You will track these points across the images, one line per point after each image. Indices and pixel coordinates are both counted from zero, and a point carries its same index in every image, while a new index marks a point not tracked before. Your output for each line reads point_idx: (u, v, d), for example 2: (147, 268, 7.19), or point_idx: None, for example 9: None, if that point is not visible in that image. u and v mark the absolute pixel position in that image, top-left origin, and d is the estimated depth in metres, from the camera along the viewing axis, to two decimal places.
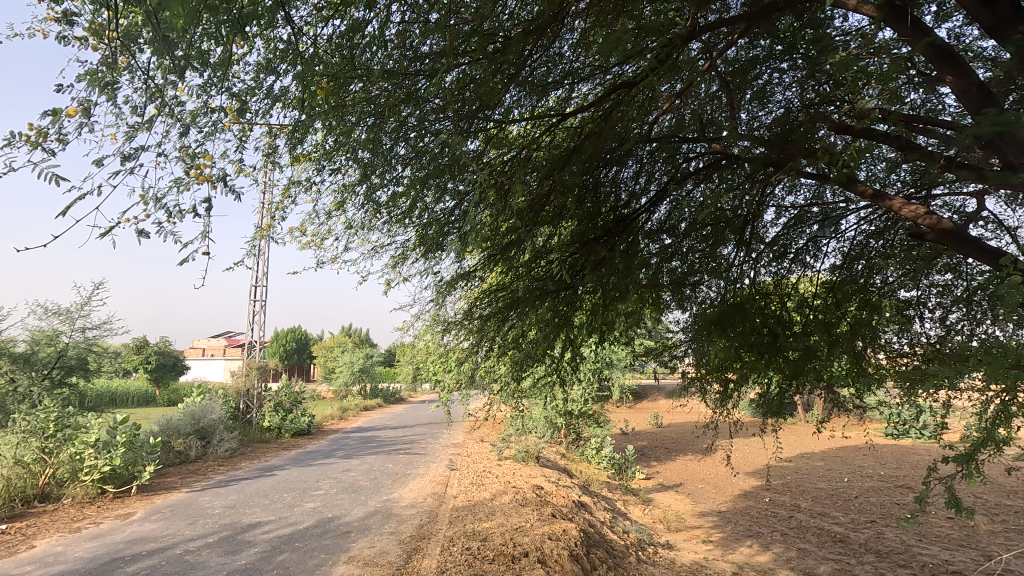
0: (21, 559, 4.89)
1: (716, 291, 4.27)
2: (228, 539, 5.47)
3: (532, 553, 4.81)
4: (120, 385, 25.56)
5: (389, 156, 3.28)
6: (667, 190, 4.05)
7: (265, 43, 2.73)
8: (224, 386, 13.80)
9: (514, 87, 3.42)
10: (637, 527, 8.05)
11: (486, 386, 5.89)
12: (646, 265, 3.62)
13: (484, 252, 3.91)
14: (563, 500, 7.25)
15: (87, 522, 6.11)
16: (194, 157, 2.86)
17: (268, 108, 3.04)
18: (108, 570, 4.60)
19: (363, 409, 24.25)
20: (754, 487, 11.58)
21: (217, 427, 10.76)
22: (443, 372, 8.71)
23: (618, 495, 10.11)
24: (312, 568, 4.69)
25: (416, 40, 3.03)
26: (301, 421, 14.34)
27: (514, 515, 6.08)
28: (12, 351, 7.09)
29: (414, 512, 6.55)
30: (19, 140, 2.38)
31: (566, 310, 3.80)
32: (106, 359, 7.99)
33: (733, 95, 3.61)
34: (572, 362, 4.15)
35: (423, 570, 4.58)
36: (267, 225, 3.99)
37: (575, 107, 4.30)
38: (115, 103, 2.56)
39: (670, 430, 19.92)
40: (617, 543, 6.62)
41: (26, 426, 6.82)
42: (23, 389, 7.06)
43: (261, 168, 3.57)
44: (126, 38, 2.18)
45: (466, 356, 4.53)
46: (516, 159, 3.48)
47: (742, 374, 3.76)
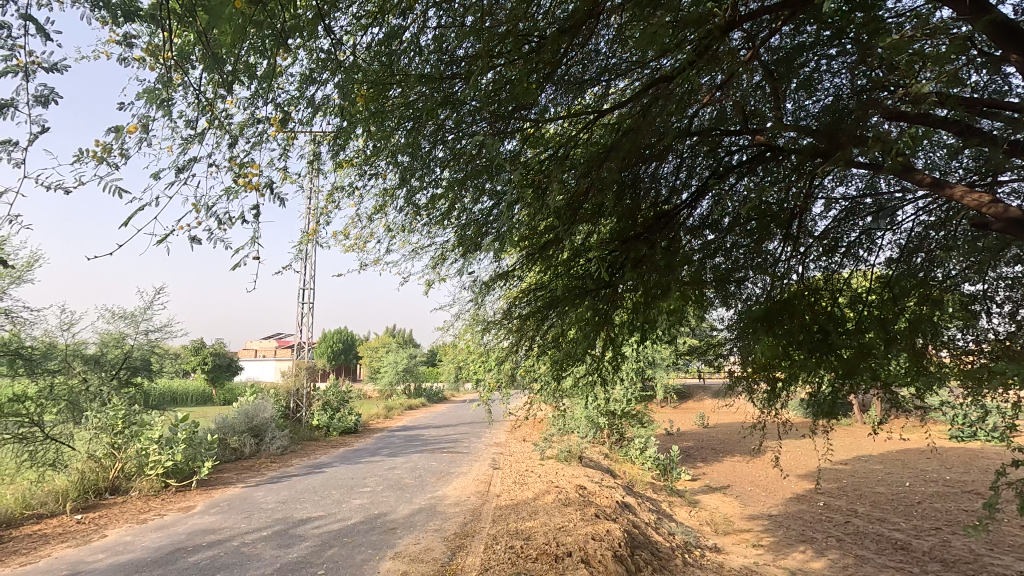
0: (95, 547, 5.23)
1: (763, 288, 4.09)
2: (281, 532, 5.69)
3: (575, 553, 4.78)
4: (180, 385, 26.84)
5: (428, 159, 3.35)
6: (708, 185, 3.97)
7: (308, 54, 2.83)
8: (275, 385, 14.31)
9: (551, 86, 3.44)
10: (683, 529, 7.90)
11: (526, 385, 5.92)
12: (688, 261, 3.52)
13: (522, 252, 3.96)
14: (607, 501, 7.19)
15: (152, 514, 6.47)
16: (243, 166, 3.02)
17: (311, 117, 3.15)
18: (173, 559, 4.86)
19: (408, 408, 24.76)
20: (806, 491, 11.17)
21: (269, 426, 11.20)
22: (484, 371, 8.79)
23: (664, 496, 9.95)
24: (359, 564, 4.80)
25: (452, 44, 3.07)
26: (348, 420, 14.77)
27: (557, 515, 6.05)
28: (83, 352, 7.19)
29: (458, 510, 6.65)
30: (87, 156, 2.56)
31: (607, 309, 3.78)
32: (166, 361, 8.29)
33: (780, 83, 3.51)
34: (613, 361, 4.13)
35: (466, 568, 4.63)
36: (313, 229, 4.13)
37: (613, 103, 4.27)
38: (170, 117, 2.75)
39: (716, 430, 19.43)
40: (662, 545, 6.52)
41: (98, 423, 7.30)
42: (94, 388, 7.19)
43: (306, 174, 3.70)
44: (181, 56, 2.30)
45: (507, 356, 4.57)
46: (554, 158, 3.46)
47: (791, 373, 3.63)
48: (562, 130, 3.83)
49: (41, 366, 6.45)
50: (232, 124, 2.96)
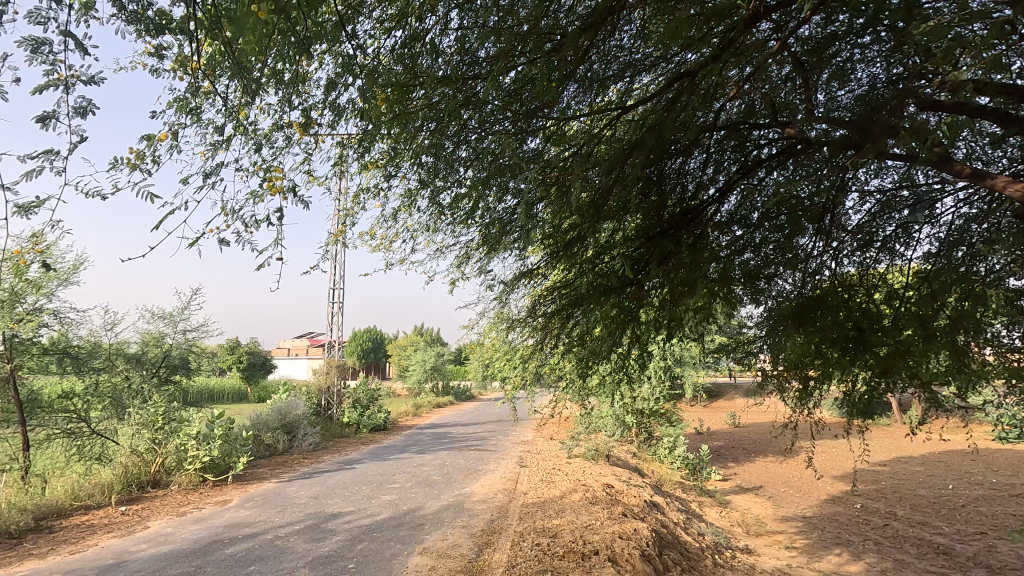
0: (138, 537, 5.46)
1: (794, 284, 4.00)
2: (313, 527, 5.82)
3: (602, 552, 4.75)
4: (217, 381, 27.69)
5: (452, 160, 3.38)
6: (736, 180, 3.89)
7: (333, 59, 2.89)
8: (307, 383, 14.64)
9: (574, 84, 3.44)
10: (713, 530, 7.77)
11: (553, 383, 5.91)
12: (716, 258, 3.46)
13: (547, 249, 3.97)
14: (635, 500, 7.11)
15: (191, 507, 6.71)
16: (269, 170, 3.13)
17: (336, 121, 3.23)
18: (211, 550, 5.04)
19: (436, 406, 25.02)
20: (843, 492, 10.86)
21: (301, 423, 11.49)
22: (509, 369, 8.82)
23: (693, 497, 9.81)
24: (388, 558, 4.89)
25: (474, 44, 3.10)
26: (378, 417, 15.01)
27: (584, 514, 6.02)
28: (125, 351, 7.67)
29: (486, 507, 6.68)
30: (122, 163, 2.71)
31: (633, 306, 3.76)
32: (204, 359, 8.59)
33: (810, 74, 3.45)
34: (639, 359, 4.09)
35: (494, 564, 4.67)
36: (340, 230, 4.21)
37: (638, 98, 4.24)
38: (199, 124, 2.87)
39: (748, 430, 19.04)
40: (692, 545, 6.43)
41: (140, 418, 7.44)
42: (136, 385, 7.64)
43: (333, 176, 3.79)
44: (211, 64, 2.38)
45: (532, 355, 4.58)
46: (577, 155, 3.45)
47: (825, 372, 3.53)
48: (587, 126, 3.82)
49: (88, 363, 7.21)
50: (259, 131, 3.06)
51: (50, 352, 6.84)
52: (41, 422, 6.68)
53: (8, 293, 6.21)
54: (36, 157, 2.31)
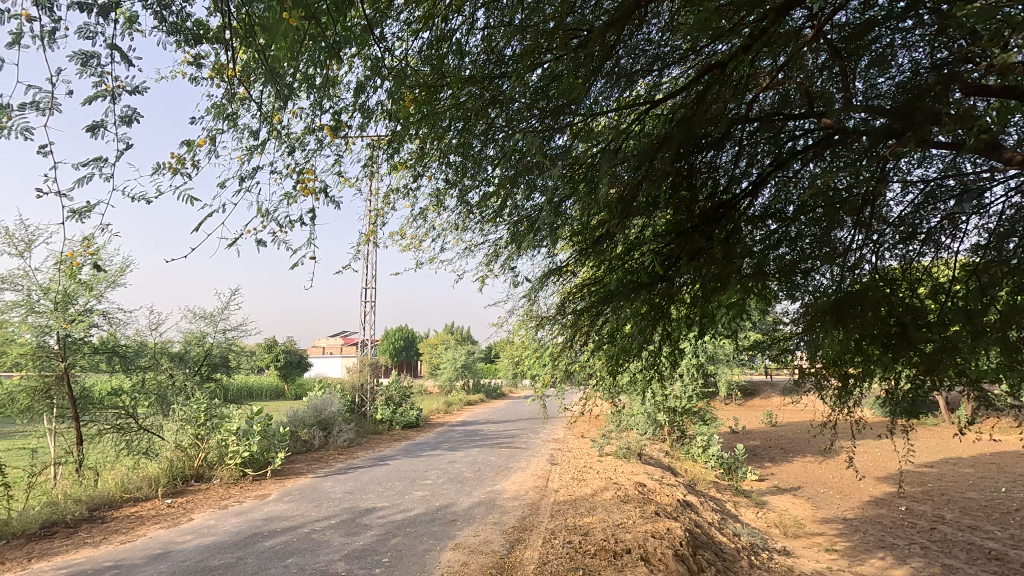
0: (184, 529, 5.69)
1: (832, 279, 3.87)
2: (348, 521, 5.95)
3: (635, 550, 4.72)
4: (256, 379, 28.57)
5: (479, 158, 3.40)
6: (771, 172, 3.80)
7: (362, 62, 2.95)
8: (342, 380, 14.95)
9: (601, 79, 3.42)
10: (750, 531, 7.61)
11: (583, 380, 5.88)
12: (749, 252, 3.38)
13: (576, 246, 3.96)
14: (668, 499, 7.02)
15: (233, 500, 6.96)
16: (301, 173, 3.22)
17: (365, 123, 3.29)
18: (252, 542, 5.21)
19: (468, 403, 25.22)
20: (886, 494, 10.49)
21: (336, 419, 11.75)
22: (539, 367, 8.82)
23: (728, 496, 9.62)
24: (421, 553, 4.97)
25: (500, 43, 3.10)
26: (410, 414, 15.23)
27: (616, 512, 5.98)
28: (169, 350, 7.94)
29: (517, 504, 6.71)
30: (164, 168, 2.88)
31: (663, 303, 3.71)
32: (243, 358, 8.85)
33: (846, 61, 3.35)
34: (670, 356, 4.05)
35: (525, 561, 4.69)
36: (370, 230, 4.29)
37: (666, 92, 4.19)
38: (236, 129, 2.99)
39: (786, 429, 18.56)
40: (727, 545, 6.32)
41: (183, 415, 7.79)
42: (179, 382, 7.93)
43: (364, 177, 3.87)
44: (246, 70, 2.45)
45: (562, 352, 4.58)
46: (605, 151, 3.43)
47: (866, 369, 3.41)
48: (615, 121, 3.80)
49: (135, 362, 7.48)
50: (293, 134, 3.16)
51: (100, 351, 7.05)
52: (94, 418, 6.99)
53: (62, 294, 6.54)
54: (87, 165, 2.45)
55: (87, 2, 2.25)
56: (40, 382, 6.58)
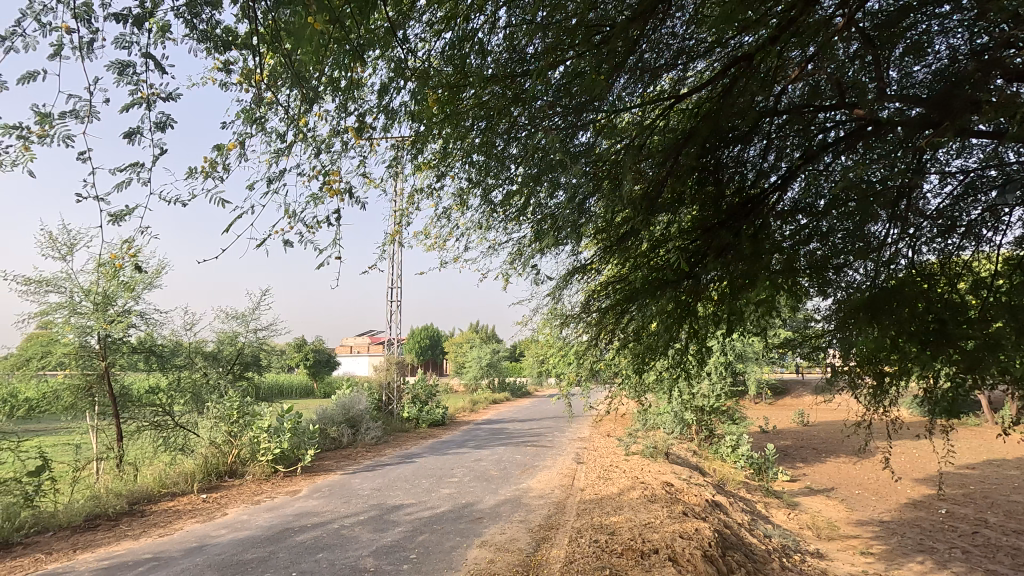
0: (218, 523, 5.85)
1: (866, 274, 3.76)
2: (377, 517, 6.04)
3: (662, 551, 4.66)
4: (286, 378, 29.21)
5: (503, 157, 3.40)
6: (800, 165, 3.71)
7: (386, 64, 2.98)
8: (369, 379, 15.17)
9: (625, 74, 3.36)
10: (781, 532, 7.46)
11: (609, 379, 5.84)
12: (778, 248, 3.30)
13: (601, 244, 3.94)
14: (696, 499, 6.92)
15: (265, 496, 7.12)
16: (327, 175, 3.28)
17: (389, 124, 3.33)
18: (283, 537, 5.33)
19: (493, 402, 25.31)
20: (925, 496, 10.16)
21: (364, 417, 11.92)
22: (564, 365, 8.81)
23: (759, 497, 9.43)
24: (448, 550, 5.00)
25: (522, 41, 3.11)
26: (436, 412, 15.37)
27: (643, 512, 5.92)
28: (203, 349, 8.19)
29: (543, 502, 6.71)
30: (197, 171, 2.97)
31: (690, 300, 3.66)
32: (274, 357, 9.05)
33: (880, 50, 3.25)
34: (697, 354, 3.99)
35: (551, 559, 4.68)
36: (395, 230, 4.33)
37: (691, 86, 4.14)
38: (264, 133, 3.06)
39: (818, 429, 18.11)
40: (757, 547, 6.21)
41: (216, 412, 7.95)
42: (213, 380, 8.17)
43: (389, 178, 3.92)
44: (273, 75, 2.50)
45: (587, 350, 4.56)
46: (629, 147, 3.41)
47: (902, 367, 3.30)
48: (638, 117, 3.77)
49: (171, 361, 7.72)
50: (319, 137, 3.22)
51: (138, 350, 7.31)
52: (133, 415, 7.28)
53: (102, 295, 6.78)
54: (125, 170, 2.60)
55: (122, 14, 2.34)
56: (82, 380, 6.86)
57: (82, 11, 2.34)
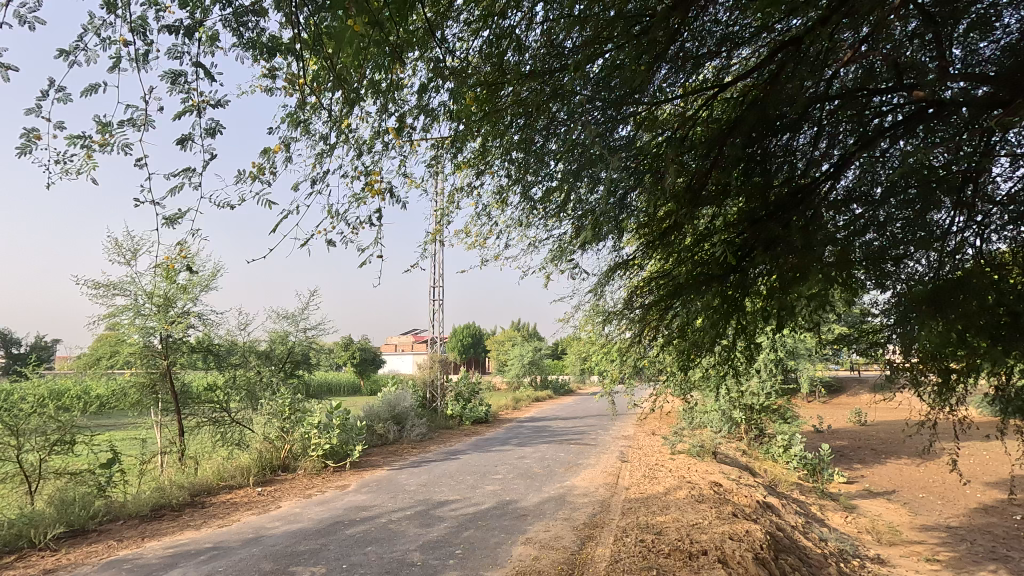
0: (272, 515, 6.09)
1: (928, 265, 3.54)
2: (423, 513, 6.14)
3: (711, 552, 4.55)
4: (334, 375, 30.11)
5: (542, 153, 3.36)
6: (855, 153, 3.55)
7: (425, 65, 3.01)
8: (413, 376, 15.43)
9: (665, 66, 3.29)
10: (837, 536, 7.16)
11: (653, 376, 5.73)
12: (832, 240, 3.15)
13: (643, 239, 3.88)
14: (746, 500, 6.72)
15: (316, 490, 7.37)
16: (370, 175, 3.36)
17: (430, 124, 3.36)
18: (334, 530, 5.49)
19: (536, 399, 25.33)
20: (998, 502, 9.52)
21: (409, 414, 12.14)
22: (607, 363, 8.72)
23: (814, 499, 9.07)
24: (493, 546, 5.03)
25: (560, 36, 3.09)
26: (480, 409, 15.50)
27: (690, 512, 5.79)
28: (256, 348, 8.51)
29: (588, 501, 6.66)
30: (245, 176, 3.11)
31: (737, 295, 3.55)
32: (322, 355, 9.30)
33: (942, 27, 3.06)
34: (746, 350, 3.88)
35: (596, 558, 4.65)
36: (436, 229, 4.38)
37: (735, 74, 4.02)
38: (308, 135, 3.16)
39: (877, 428, 17.25)
40: (812, 550, 5.97)
41: (269, 409, 8.37)
42: (266, 378, 8.43)
43: (430, 177, 3.96)
44: (318, 79, 2.58)
45: (630, 347, 4.50)
46: (671, 139, 3.35)
47: (971, 364, 3.09)
48: (680, 109, 3.70)
49: (227, 360, 8.07)
50: (362, 138, 3.29)
51: (197, 350, 7.63)
52: (193, 412, 7.66)
53: (163, 298, 7.16)
54: (178, 175, 2.75)
55: (174, 26, 2.45)
56: (147, 378, 7.23)
57: (138, 25, 2.47)
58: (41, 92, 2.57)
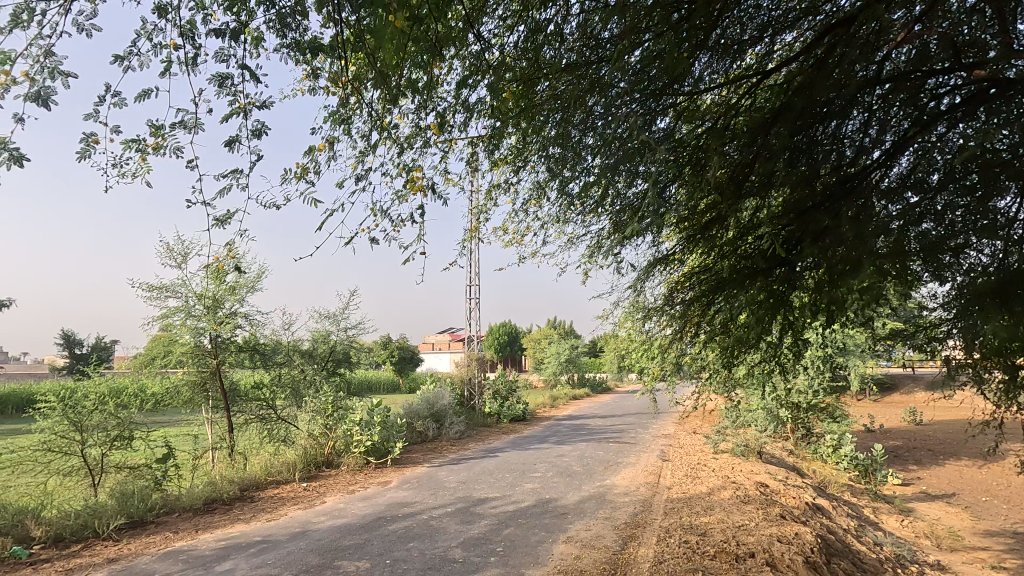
0: (318, 510, 6.24)
1: (992, 256, 3.32)
2: (464, 510, 6.17)
3: (759, 555, 4.40)
4: (373, 373, 30.66)
5: (580, 148, 3.29)
6: (909, 137, 3.36)
7: (461, 62, 3.02)
8: (451, 374, 15.57)
9: (705, 54, 3.21)
10: (894, 540, 6.84)
11: (695, 373, 5.60)
12: (886, 230, 2.99)
13: (683, 232, 3.80)
14: (795, 502, 6.49)
15: (359, 486, 7.51)
16: (410, 172, 3.41)
17: (467, 120, 3.37)
18: (377, 526, 5.59)
19: (573, 397, 25.18)
20: None
21: (448, 412, 12.26)
22: (647, 361, 8.58)
23: (867, 501, 8.70)
24: (534, 544, 5.02)
25: (597, 27, 3.04)
26: (517, 408, 15.50)
27: (736, 513, 5.63)
28: (300, 347, 8.75)
29: (629, 500, 6.57)
30: (290, 176, 3.23)
31: (783, 289, 3.42)
32: (363, 354, 9.47)
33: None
34: (793, 346, 3.75)
35: (639, 558, 4.58)
36: (474, 227, 4.39)
37: (779, 60, 3.89)
38: (349, 134, 3.23)
39: (935, 428, 16.41)
40: (867, 555, 5.72)
41: (313, 406, 8.59)
42: (310, 375, 8.71)
43: (467, 175, 3.98)
44: (357, 79, 2.63)
45: (672, 344, 4.42)
46: (711, 129, 3.26)
47: None
48: (721, 98, 3.60)
49: (272, 358, 8.32)
50: (401, 136, 3.33)
51: (245, 349, 7.87)
52: (241, 409, 7.91)
53: (212, 299, 7.42)
54: (228, 177, 2.90)
55: (221, 29, 2.54)
56: (198, 376, 7.52)
57: (187, 29, 2.57)
58: (98, 97, 2.71)
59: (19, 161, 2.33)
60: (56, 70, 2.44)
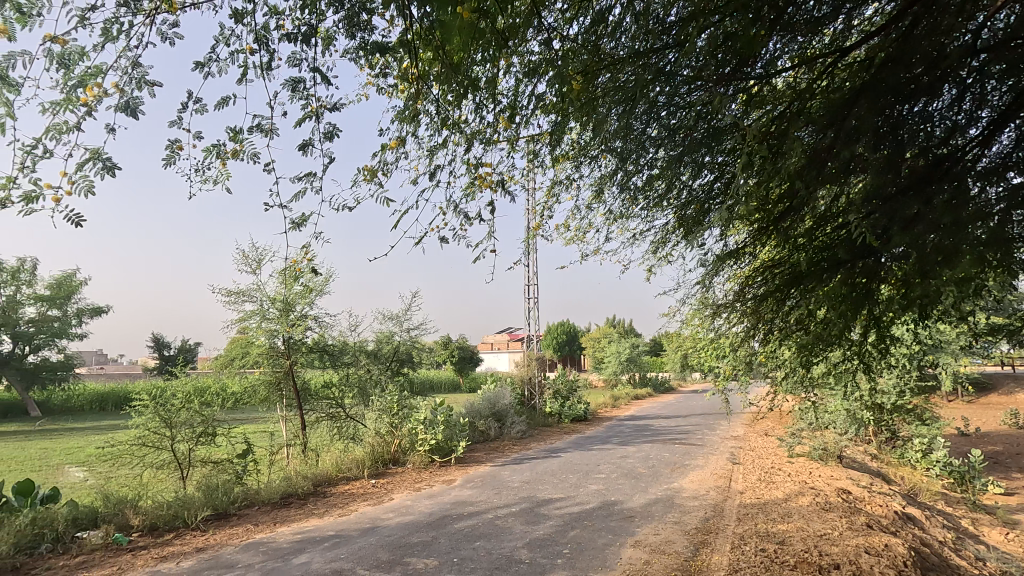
0: (386, 507, 6.40)
1: None
2: (528, 510, 6.15)
3: (846, 567, 4.09)
4: (435, 373, 31.26)
5: (642, 139, 3.19)
6: (1011, 110, 3.03)
7: (521, 59, 3.02)
8: (511, 373, 15.62)
9: (775, 35, 3.05)
10: (999, 555, 6.22)
11: (768, 373, 5.32)
12: (988, 214, 2.69)
13: (753, 224, 3.62)
14: (882, 510, 6.02)
15: (425, 484, 7.65)
16: (478, 167, 3.49)
17: (531, 115, 3.36)
18: (443, 524, 5.66)
19: (635, 397, 24.67)
20: None
21: (509, 412, 12.30)
22: (715, 360, 8.26)
23: (965, 512, 7.98)
24: (601, 547, 4.93)
25: (661, 12, 2.94)
26: (578, 408, 15.35)
27: (816, 521, 5.29)
28: (365, 347, 9.05)
29: (698, 504, 6.33)
30: (361, 176, 3.36)
31: (868, 283, 3.15)
32: (425, 354, 9.65)
33: None
34: (879, 343, 3.48)
35: (713, 567, 4.38)
36: (536, 224, 4.37)
37: (859, 35, 3.62)
38: (414, 134, 3.30)
39: None
40: (968, 571, 5.23)
41: (379, 405, 8.72)
42: (376, 375, 8.97)
43: (528, 172, 3.98)
44: (422, 78, 2.67)
45: (743, 342, 4.22)
46: (784, 114, 3.08)
47: None
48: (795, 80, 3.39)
49: (340, 359, 8.63)
50: (467, 133, 3.36)
51: (314, 350, 8.21)
52: (313, 407, 8.31)
53: (284, 302, 7.76)
54: (302, 180, 3.10)
55: (293, 34, 2.65)
56: (273, 376, 7.90)
57: (262, 35, 2.69)
58: (181, 106, 2.91)
59: (111, 170, 2.51)
60: (141, 80, 2.64)
